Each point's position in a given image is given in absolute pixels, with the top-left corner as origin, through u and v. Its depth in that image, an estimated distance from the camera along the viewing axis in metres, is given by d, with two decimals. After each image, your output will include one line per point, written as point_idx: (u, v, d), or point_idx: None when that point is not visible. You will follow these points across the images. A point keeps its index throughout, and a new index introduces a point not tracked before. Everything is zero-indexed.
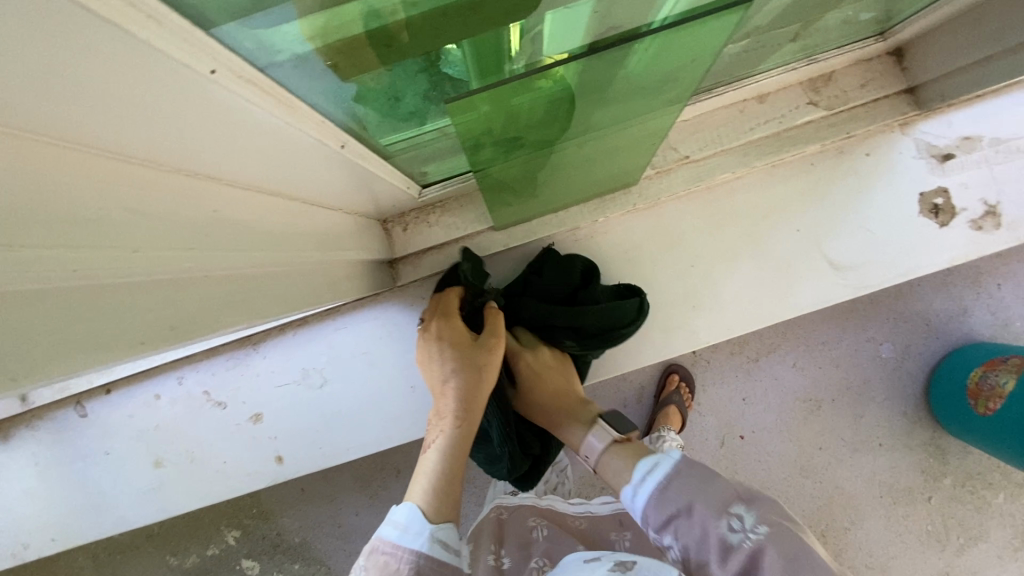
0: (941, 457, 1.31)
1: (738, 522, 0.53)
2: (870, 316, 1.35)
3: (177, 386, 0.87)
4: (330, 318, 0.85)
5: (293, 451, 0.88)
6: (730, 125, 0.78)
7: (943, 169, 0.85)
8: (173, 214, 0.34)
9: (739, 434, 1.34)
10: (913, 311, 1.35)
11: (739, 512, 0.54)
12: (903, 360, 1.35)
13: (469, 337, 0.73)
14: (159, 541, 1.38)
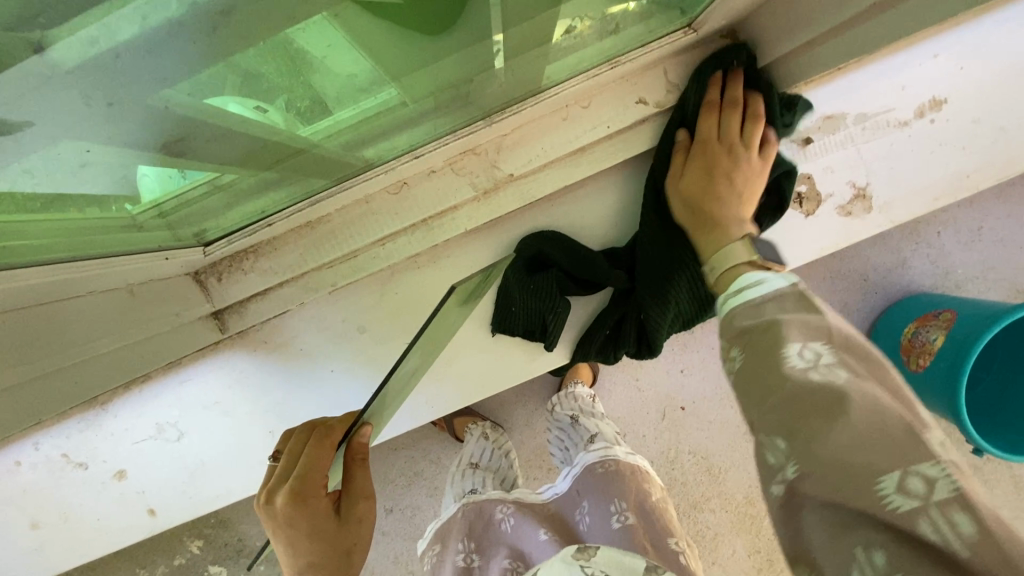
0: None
1: (917, 485, 0.34)
2: (805, 280, 1.50)
3: (34, 451, 0.85)
4: (175, 372, 0.83)
5: (164, 503, 0.87)
6: (553, 133, 0.71)
7: (806, 153, 0.78)
8: None
9: (682, 405, 1.41)
10: (851, 269, 1.49)
11: (921, 472, 0.34)
12: (841, 317, 1.51)
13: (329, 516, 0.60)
14: (125, 557, 1.62)
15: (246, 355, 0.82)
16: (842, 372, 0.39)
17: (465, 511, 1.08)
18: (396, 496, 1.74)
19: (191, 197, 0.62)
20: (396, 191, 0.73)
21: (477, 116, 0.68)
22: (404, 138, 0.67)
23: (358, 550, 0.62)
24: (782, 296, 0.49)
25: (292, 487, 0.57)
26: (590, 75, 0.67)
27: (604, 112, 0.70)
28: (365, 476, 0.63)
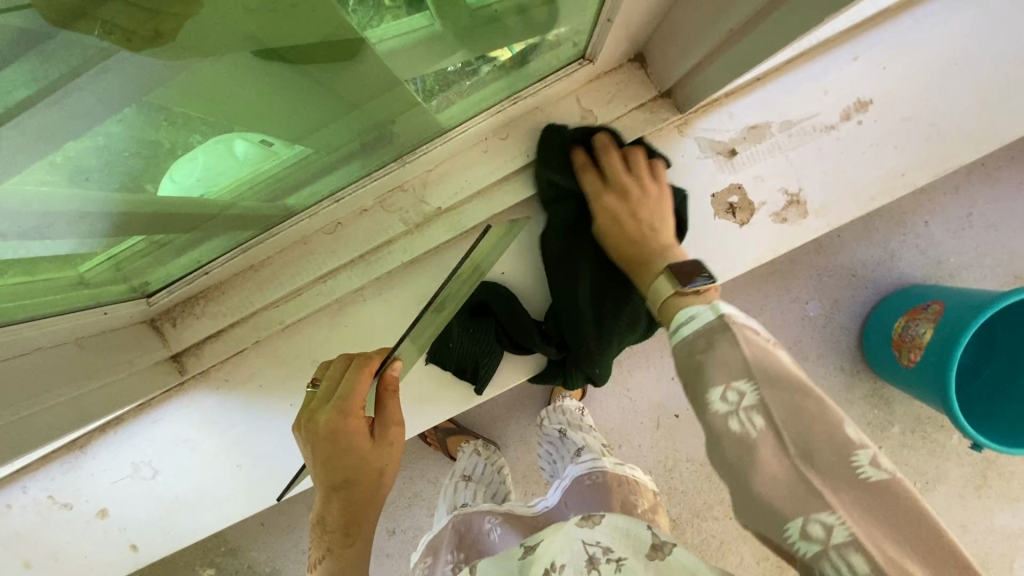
0: (886, 407, 1.47)
1: (817, 529, 0.42)
2: (791, 279, 1.48)
3: (23, 494, 0.91)
4: (145, 413, 0.87)
5: (145, 539, 0.91)
6: (474, 167, 0.75)
7: (733, 164, 0.79)
8: None
9: (673, 413, 1.40)
10: (838, 265, 1.47)
11: (818, 519, 0.42)
12: (831, 314, 1.48)
13: (357, 447, 0.62)
14: None
15: (210, 393, 0.86)
16: (759, 421, 0.45)
17: (455, 525, 1.08)
18: (399, 516, 1.77)
19: (132, 256, 0.66)
20: (332, 231, 0.77)
21: (391, 156, 0.71)
22: (328, 181, 0.71)
23: (387, 472, 0.64)
24: (711, 333, 0.52)
25: (335, 408, 0.61)
26: (493, 112, 0.70)
27: (522, 141, 0.74)
28: (396, 405, 0.66)
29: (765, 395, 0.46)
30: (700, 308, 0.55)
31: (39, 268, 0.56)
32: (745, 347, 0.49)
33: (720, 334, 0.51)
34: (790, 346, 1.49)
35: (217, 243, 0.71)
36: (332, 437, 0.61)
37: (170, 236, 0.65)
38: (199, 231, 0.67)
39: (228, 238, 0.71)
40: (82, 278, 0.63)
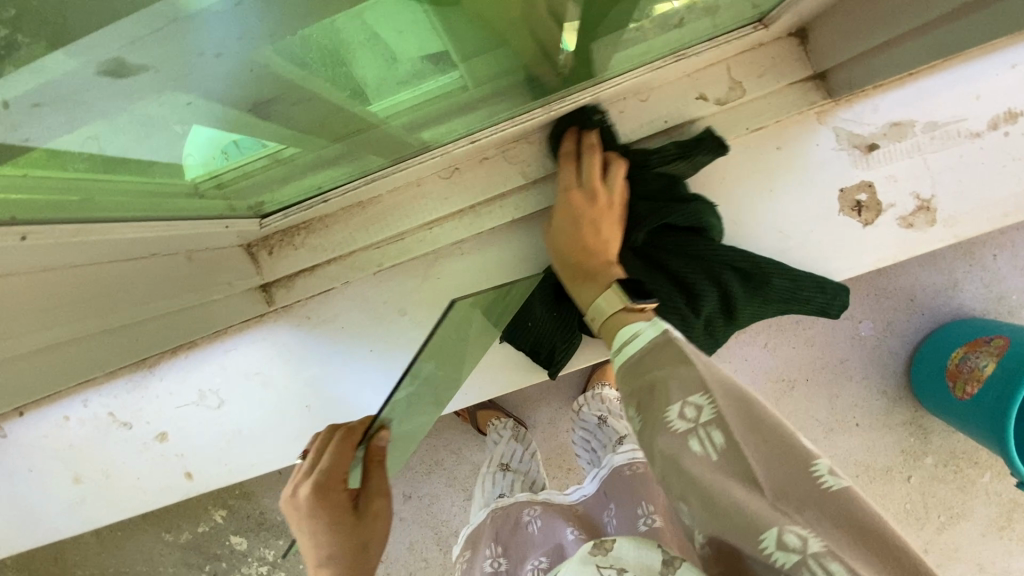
0: (921, 436, 1.40)
1: (793, 538, 0.38)
2: (850, 295, 1.42)
3: (83, 407, 0.89)
4: (220, 341, 0.85)
5: (202, 467, 0.90)
6: (608, 126, 0.72)
7: (869, 161, 0.75)
8: None
9: None
10: (896, 288, 1.39)
11: (778, 532, 0.38)
12: (883, 338, 1.41)
13: (345, 525, 0.58)
14: (156, 520, 1.72)
15: (290, 328, 0.83)
16: (719, 438, 0.42)
17: (493, 517, 1.10)
18: (415, 483, 1.77)
19: (248, 171, 0.64)
20: (448, 175, 0.72)
21: (538, 101, 0.68)
22: (459, 121, 0.69)
23: (370, 554, 0.59)
24: (680, 358, 0.48)
25: (304, 486, 0.59)
26: (652, 67, 0.68)
27: (661, 107, 0.70)
28: (380, 477, 0.64)
29: (727, 412, 0.44)
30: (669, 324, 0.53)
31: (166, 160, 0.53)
32: (701, 360, 0.47)
33: (677, 368, 0.47)
34: (834, 365, 1.42)
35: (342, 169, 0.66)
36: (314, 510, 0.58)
37: (291, 153, 0.63)
38: (324, 149, 0.64)
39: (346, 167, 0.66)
40: (198, 183, 0.60)
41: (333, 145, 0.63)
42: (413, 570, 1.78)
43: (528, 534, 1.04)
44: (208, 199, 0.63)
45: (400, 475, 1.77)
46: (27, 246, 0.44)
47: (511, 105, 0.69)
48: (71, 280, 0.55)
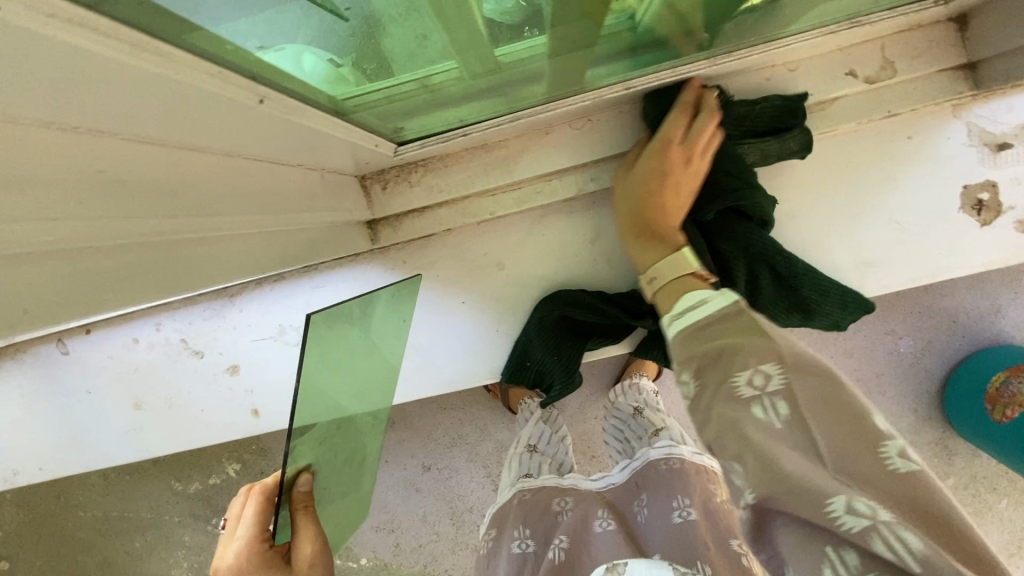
0: (946, 457, 1.36)
1: (851, 557, 0.36)
2: (892, 310, 1.36)
3: (155, 331, 0.86)
4: (309, 276, 0.82)
5: (269, 405, 0.87)
6: (751, 93, 0.69)
7: (996, 161, 0.74)
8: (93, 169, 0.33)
9: None
10: (939, 307, 1.34)
11: (850, 545, 0.36)
12: (921, 356, 1.36)
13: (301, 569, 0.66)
14: (163, 469, 1.63)
15: (383, 271, 0.81)
16: (786, 409, 0.41)
17: (520, 499, 0.98)
18: (436, 455, 1.67)
19: (396, 95, 0.60)
20: (578, 126, 0.71)
21: (703, 49, 0.63)
22: (608, 67, 0.65)
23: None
24: (721, 326, 0.48)
25: (238, 546, 0.67)
26: (825, 31, 0.63)
27: (809, 79, 0.68)
28: (308, 528, 0.67)
29: (726, 364, 0.44)
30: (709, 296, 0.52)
31: (335, 54, 0.49)
32: (721, 323, 0.48)
33: (723, 323, 0.48)
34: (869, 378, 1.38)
35: (490, 106, 0.64)
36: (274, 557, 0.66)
37: (442, 74, 0.59)
38: (479, 69, 0.60)
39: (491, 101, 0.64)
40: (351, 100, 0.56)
41: (487, 74, 0.60)
42: (423, 543, 1.68)
43: (558, 523, 0.94)
44: (364, 126, 0.59)
45: (420, 444, 1.68)
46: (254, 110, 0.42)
47: (670, 55, 0.65)
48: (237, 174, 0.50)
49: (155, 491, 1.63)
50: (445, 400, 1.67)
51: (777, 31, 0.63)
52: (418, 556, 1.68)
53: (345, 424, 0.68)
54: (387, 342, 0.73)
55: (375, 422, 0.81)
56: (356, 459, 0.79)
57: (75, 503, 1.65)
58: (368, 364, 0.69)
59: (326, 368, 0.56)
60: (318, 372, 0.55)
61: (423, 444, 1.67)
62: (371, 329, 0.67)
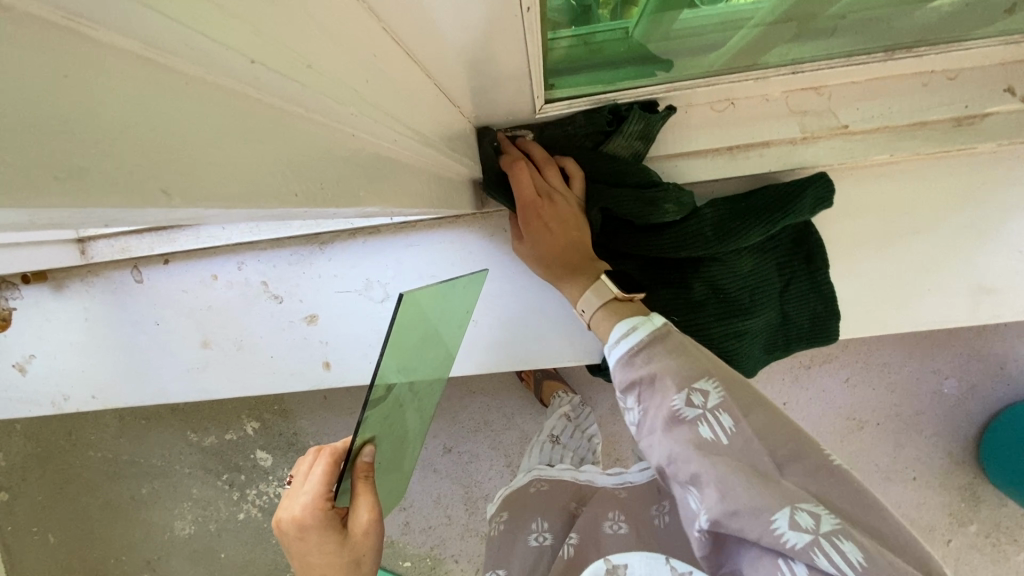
0: (974, 505, 1.27)
1: (804, 520, 0.41)
2: (941, 348, 1.28)
3: (236, 270, 0.83)
4: (403, 234, 0.79)
5: (342, 359, 0.84)
6: (907, 96, 0.67)
7: None
8: (389, 78, 0.30)
9: None
10: (990, 352, 1.26)
11: (805, 507, 0.42)
12: (964, 399, 1.27)
13: (363, 540, 0.59)
14: (180, 417, 1.54)
15: (482, 239, 0.78)
16: (728, 421, 0.47)
17: (537, 490, 0.88)
18: (459, 436, 1.47)
19: (571, 49, 0.57)
20: (719, 110, 0.67)
21: (881, 46, 0.62)
22: (776, 49, 0.62)
23: (364, 562, 0.60)
24: (651, 351, 0.53)
25: (304, 498, 0.59)
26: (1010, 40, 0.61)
27: (965, 90, 0.66)
28: (371, 496, 0.60)
29: (660, 387, 0.51)
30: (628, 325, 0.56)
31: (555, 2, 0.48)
32: (693, 347, 0.53)
33: (658, 347, 0.54)
34: (907, 416, 1.29)
35: (652, 72, 0.62)
36: (332, 527, 0.58)
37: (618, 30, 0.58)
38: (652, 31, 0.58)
39: (652, 68, 0.62)
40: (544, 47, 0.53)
41: (662, 37, 0.59)
42: (432, 525, 1.48)
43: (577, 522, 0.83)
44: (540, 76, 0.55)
45: (443, 425, 1.48)
46: (505, 17, 0.38)
47: (844, 43, 0.62)
48: (445, 115, 0.47)
49: (167, 440, 1.54)
50: (474, 382, 1.47)
51: (951, 35, 0.62)
52: (426, 538, 1.48)
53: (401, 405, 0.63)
54: (448, 333, 0.70)
55: (430, 404, 0.78)
56: (410, 440, 0.75)
57: (85, 442, 1.57)
58: (432, 352, 0.66)
59: (396, 349, 0.54)
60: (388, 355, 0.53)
61: (447, 425, 1.48)
62: (444, 313, 0.64)
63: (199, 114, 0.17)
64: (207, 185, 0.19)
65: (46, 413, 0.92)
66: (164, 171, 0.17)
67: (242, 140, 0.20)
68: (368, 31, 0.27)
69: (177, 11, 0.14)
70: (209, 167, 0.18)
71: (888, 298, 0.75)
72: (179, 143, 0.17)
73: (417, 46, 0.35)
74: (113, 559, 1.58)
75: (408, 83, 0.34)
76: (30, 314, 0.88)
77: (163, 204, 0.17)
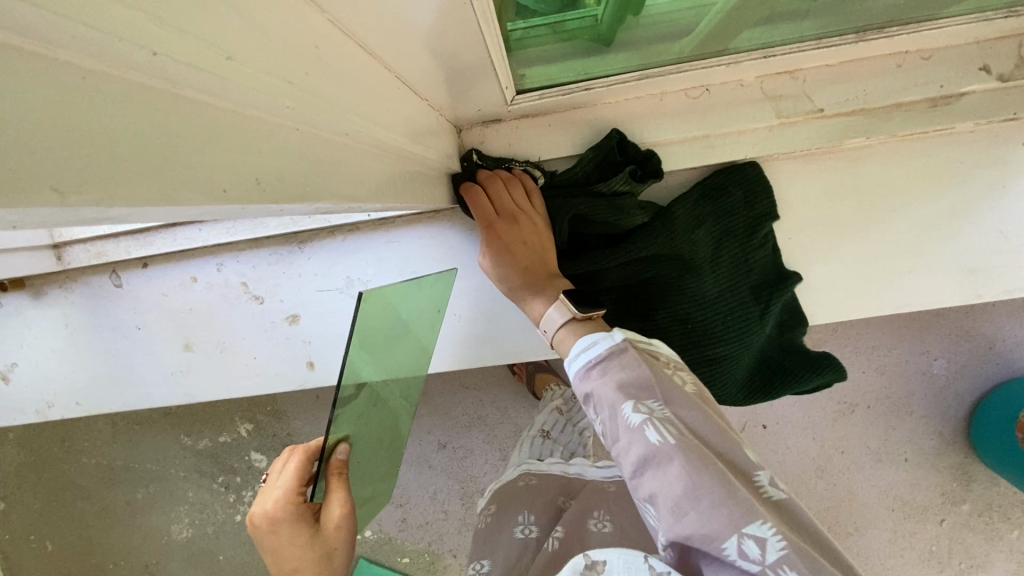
0: (964, 484, 1.27)
1: (753, 550, 0.39)
2: (928, 329, 1.28)
3: (216, 272, 0.82)
4: (383, 231, 0.78)
5: (327, 358, 0.84)
6: (882, 78, 0.66)
7: None
8: (339, 71, 0.30)
9: (762, 424, 1.32)
10: (977, 331, 1.27)
11: (750, 537, 0.39)
12: (952, 379, 1.28)
13: (337, 538, 0.59)
14: (172, 421, 1.53)
15: (462, 234, 0.77)
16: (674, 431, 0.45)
17: (525, 484, 0.91)
18: (453, 432, 1.47)
19: (538, 37, 0.57)
20: (694, 96, 0.67)
21: (853, 27, 0.61)
22: (749, 32, 0.61)
23: (336, 556, 0.60)
24: (608, 367, 0.52)
25: (277, 493, 0.60)
26: (980, 18, 0.61)
27: (940, 69, 0.66)
28: (344, 491, 0.60)
29: (609, 399, 0.49)
30: (598, 338, 0.55)
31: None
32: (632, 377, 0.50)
33: (615, 360, 0.52)
34: (896, 397, 1.29)
35: (622, 60, 0.61)
36: (303, 521, 0.59)
37: (586, 15, 0.57)
38: (622, 15, 0.58)
39: (625, 55, 0.61)
40: (509, 35, 0.52)
41: (629, 26, 0.59)
42: (428, 521, 1.49)
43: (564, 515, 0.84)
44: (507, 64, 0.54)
45: (437, 420, 1.48)
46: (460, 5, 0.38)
47: (815, 26, 0.62)
48: (410, 107, 0.46)
49: (160, 444, 1.54)
50: (466, 377, 1.47)
51: (922, 14, 0.61)
52: (424, 534, 1.49)
53: (380, 398, 0.64)
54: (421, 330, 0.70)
55: (411, 399, 0.78)
56: (391, 437, 0.76)
57: (77, 449, 1.56)
58: (408, 349, 0.66)
59: (369, 347, 0.54)
60: (361, 353, 0.53)
61: (440, 420, 1.48)
62: (416, 307, 0.64)
63: (96, 115, 0.17)
64: (109, 184, 0.18)
65: (32, 421, 0.91)
66: (56, 170, 0.17)
67: (151, 137, 0.19)
68: (308, 23, 0.26)
69: (62, 5, 0.13)
70: (110, 166, 0.18)
71: (872, 280, 0.75)
72: (74, 142, 0.17)
73: (370, 38, 0.34)
74: (111, 564, 1.58)
75: (362, 76, 0.34)
76: (10, 322, 0.87)
77: (55, 202, 0.17)
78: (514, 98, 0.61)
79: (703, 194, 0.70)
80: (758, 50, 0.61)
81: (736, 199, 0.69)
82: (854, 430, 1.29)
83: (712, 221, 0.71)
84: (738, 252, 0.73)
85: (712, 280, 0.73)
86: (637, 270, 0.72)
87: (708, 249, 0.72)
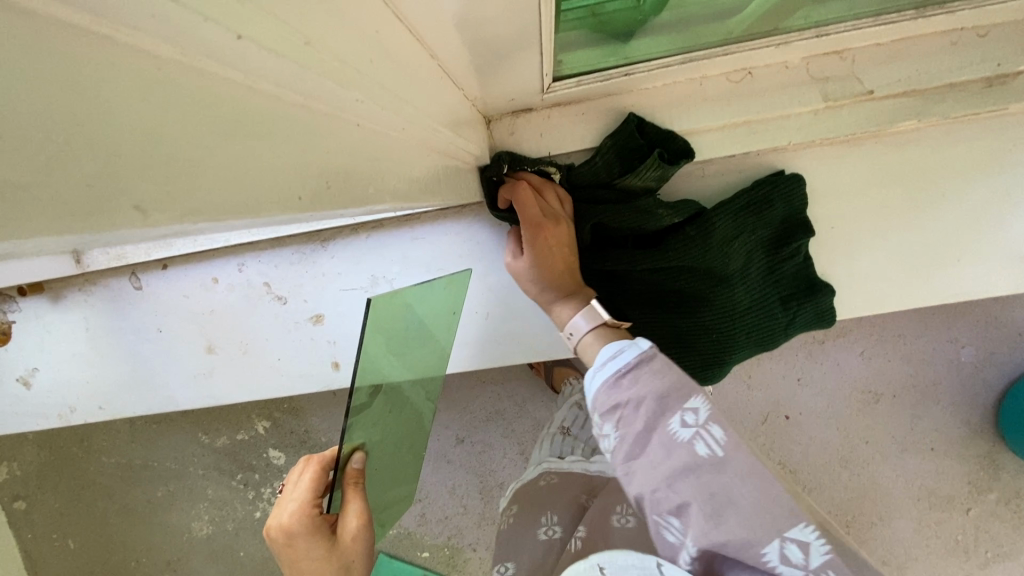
0: (993, 473, 1.24)
1: (794, 553, 0.40)
2: (958, 317, 1.25)
3: (237, 272, 0.80)
4: (408, 227, 0.76)
5: (352, 358, 0.82)
6: (934, 56, 0.63)
7: None
8: (393, 59, 0.27)
9: (786, 415, 1.29)
10: (1008, 318, 1.23)
11: (796, 537, 0.41)
12: (982, 367, 1.25)
13: (353, 550, 0.57)
14: (191, 420, 1.53)
15: (489, 228, 0.75)
16: (719, 434, 0.44)
17: (546, 483, 0.87)
18: (471, 427, 1.46)
19: (578, 20, 0.54)
20: (736, 80, 0.63)
21: (909, 3, 0.58)
22: (797, 10, 0.58)
23: (354, 569, 0.57)
24: (638, 372, 0.48)
25: (292, 506, 0.58)
26: None
27: (997, 46, 0.62)
28: (360, 501, 0.58)
29: (650, 411, 0.46)
30: (623, 345, 0.52)
31: None
32: (673, 373, 0.48)
33: (646, 368, 0.48)
34: (924, 386, 1.26)
35: (664, 43, 0.59)
36: (320, 536, 0.57)
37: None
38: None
39: (667, 38, 0.58)
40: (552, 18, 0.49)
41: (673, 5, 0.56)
42: (447, 515, 1.48)
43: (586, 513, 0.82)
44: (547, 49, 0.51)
45: (455, 415, 1.47)
46: None
47: (869, 2, 0.59)
48: (449, 97, 0.43)
49: (179, 443, 1.53)
50: (484, 372, 1.46)
51: None
52: (443, 529, 1.48)
53: (397, 404, 0.62)
54: (443, 332, 0.67)
55: (431, 401, 0.76)
56: (412, 440, 0.73)
57: (97, 448, 1.56)
58: (426, 353, 0.64)
59: (385, 353, 0.52)
60: (376, 361, 0.51)
61: (459, 415, 1.46)
62: (435, 309, 0.61)
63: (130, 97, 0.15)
64: (180, 195, 0.20)
65: (54, 426, 0.90)
66: (133, 184, 0.18)
67: (213, 138, 0.19)
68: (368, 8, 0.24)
69: None
70: (178, 173, 0.19)
71: (918, 269, 0.72)
72: (143, 151, 0.17)
73: (418, 22, 0.32)
74: (134, 561, 1.58)
75: (413, 66, 0.31)
76: (29, 327, 0.85)
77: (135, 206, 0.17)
78: (550, 86, 0.59)
79: (747, 206, 0.67)
80: (807, 29, 0.58)
81: (777, 212, 0.68)
82: (881, 420, 1.26)
83: (750, 232, 0.69)
84: (769, 261, 0.71)
85: (742, 289, 0.71)
86: (670, 277, 0.69)
87: (741, 260, 0.70)
